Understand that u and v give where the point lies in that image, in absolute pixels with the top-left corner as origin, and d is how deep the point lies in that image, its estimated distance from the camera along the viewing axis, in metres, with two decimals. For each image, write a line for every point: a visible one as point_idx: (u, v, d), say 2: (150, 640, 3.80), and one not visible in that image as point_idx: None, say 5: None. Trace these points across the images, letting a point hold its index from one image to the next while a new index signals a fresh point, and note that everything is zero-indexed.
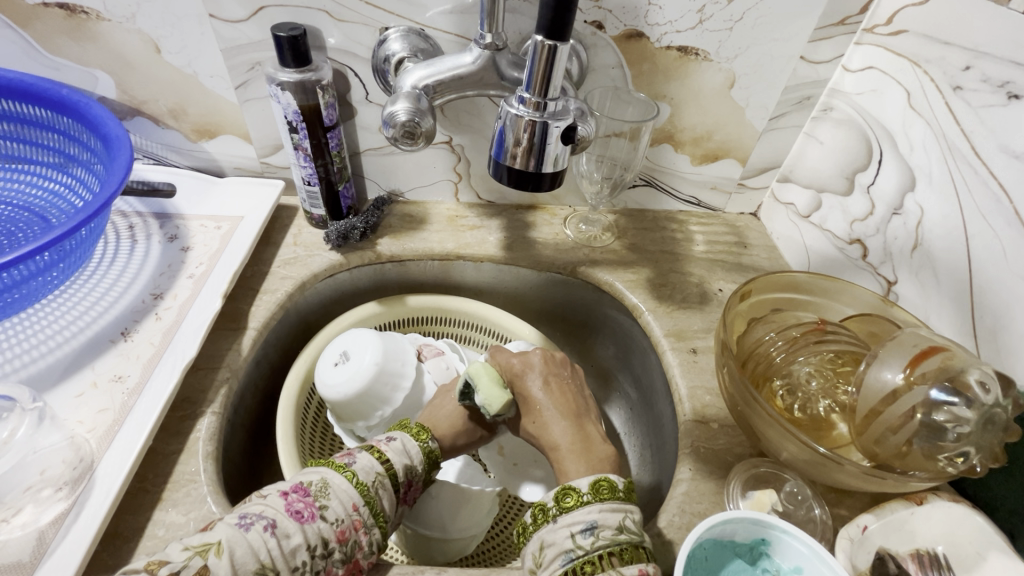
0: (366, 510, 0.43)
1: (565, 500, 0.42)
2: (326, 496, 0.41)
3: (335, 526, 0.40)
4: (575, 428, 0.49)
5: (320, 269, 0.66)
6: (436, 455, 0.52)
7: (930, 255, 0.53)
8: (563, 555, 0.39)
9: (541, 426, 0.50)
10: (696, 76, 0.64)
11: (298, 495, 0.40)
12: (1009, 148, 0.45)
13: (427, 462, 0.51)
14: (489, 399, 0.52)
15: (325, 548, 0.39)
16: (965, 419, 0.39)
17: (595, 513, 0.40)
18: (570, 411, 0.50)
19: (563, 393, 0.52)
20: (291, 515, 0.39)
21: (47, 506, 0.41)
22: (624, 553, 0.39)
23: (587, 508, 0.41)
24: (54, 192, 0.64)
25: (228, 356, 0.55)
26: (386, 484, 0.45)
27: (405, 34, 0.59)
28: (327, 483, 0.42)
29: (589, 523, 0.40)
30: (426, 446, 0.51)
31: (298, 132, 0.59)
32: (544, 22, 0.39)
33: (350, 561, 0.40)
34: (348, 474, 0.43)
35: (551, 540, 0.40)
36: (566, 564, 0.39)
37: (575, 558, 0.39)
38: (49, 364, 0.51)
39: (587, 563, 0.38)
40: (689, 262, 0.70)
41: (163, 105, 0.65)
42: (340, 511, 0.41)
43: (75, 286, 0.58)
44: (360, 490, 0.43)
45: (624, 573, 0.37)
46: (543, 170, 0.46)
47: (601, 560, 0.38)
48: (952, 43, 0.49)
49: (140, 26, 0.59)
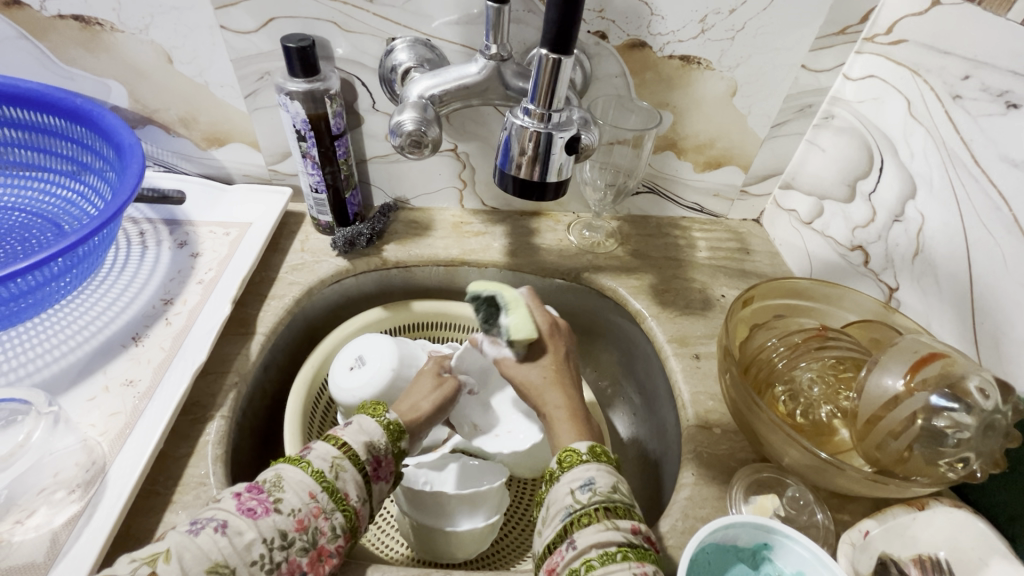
0: (325, 496, 0.42)
1: (566, 460, 0.43)
2: (280, 489, 0.41)
3: (291, 517, 0.40)
4: (568, 395, 0.49)
5: (327, 275, 0.66)
6: (400, 427, 0.51)
7: (931, 261, 0.53)
8: (562, 511, 0.40)
9: (537, 388, 0.50)
10: (698, 85, 0.65)
11: (251, 493, 0.40)
12: (1008, 156, 0.45)
13: (394, 436, 0.50)
14: (518, 324, 0.49)
15: (284, 540, 0.38)
16: (965, 425, 0.39)
17: (592, 470, 0.41)
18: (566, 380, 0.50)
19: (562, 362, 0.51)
20: (244, 513, 0.38)
21: (61, 508, 0.42)
22: (618, 509, 0.39)
23: (586, 466, 0.42)
24: (67, 199, 0.65)
25: (237, 360, 0.56)
26: (346, 467, 0.44)
27: (412, 44, 0.60)
28: (280, 477, 0.41)
29: (587, 480, 0.41)
30: (385, 420, 0.50)
31: (307, 140, 0.59)
32: (550, 36, 0.40)
33: (315, 548, 0.40)
34: (304, 464, 0.43)
35: (555, 498, 0.41)
36: (565, 519, 0.39)
37: (573, 511, 0.39)
38: (62, 368, 0.52)
39: (584, 516, 0.39)
40: (692, 269, 0.71)
41: (174, 114, 0.67)
42: (296, 502, 0.40)
43: (88, 291, 0.59)
44: (317, 478, 0.42)
45: (618, 525, 0.38)
46: (547, 179, 0.47)
47: (597, 512, 0.39)
48: (951, 52, 0.50)
49: (153, 37, 0.60)
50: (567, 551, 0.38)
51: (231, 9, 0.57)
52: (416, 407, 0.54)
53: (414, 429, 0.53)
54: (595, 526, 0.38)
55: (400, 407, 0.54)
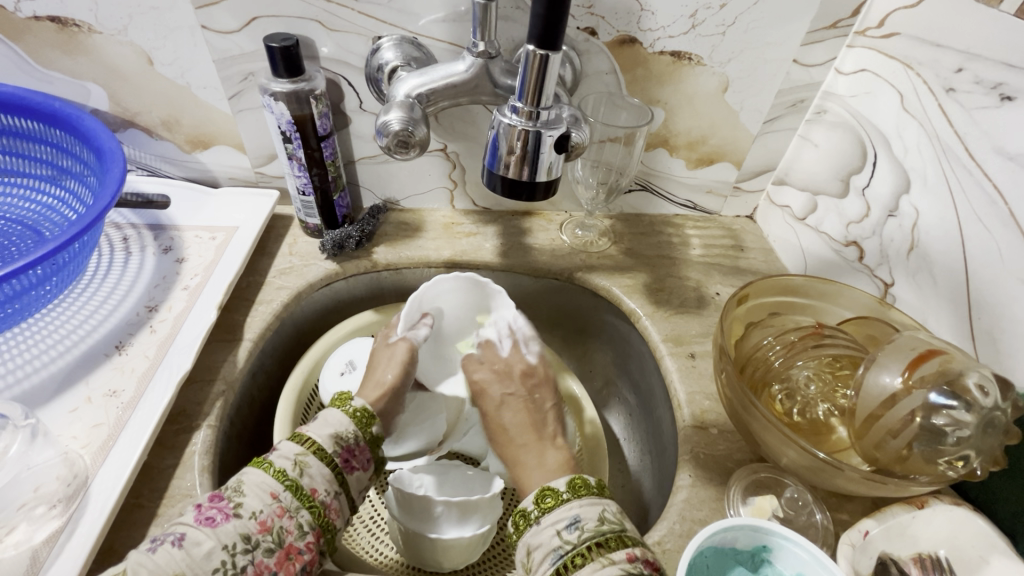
0: (288, 496, 0.41)
1: (545, 500, 0.40)
2: (241, 493, 0.40)
3: (253, 519, 0.39)
4: (538, 442, 0.49)
5: (315, 279, 0.65)
6: (369, 412, 0.49)
7: (926, 255, 0.53)
8: (552, 554, 0.37)
9: (504, 436, 0.51)
10: (689, 81, 0.64)
11: (211, 502, 0.39)
12: (1003, 149, 0.45)
13: (363, 422, 0.48)
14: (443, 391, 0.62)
15: (247, 543, 0.38)
16: (964, 422, 0.39)
17: (576, 508, 0.39)
18: (532, 425, 0.50)
19: (526, 410, 0.52)
20: (203, 523, 0.38)
21: (41, 524, 0.41)
22: (609, 542, 0.37)
23: (568, 505, 0.39)
24: (46, 205, 0.64)
25: (224, 367, 0.55)
26: (311, 463, 0.43)
27: (398, 43, 0.59)
28: (241, 482, 0.41)
29: (572, 518, 0.38)
30: (351, 408, 0.48)
31: (292, 141, 0.58)
32: (535, 31, 0.39)
33: (282, 547, 0.39)
34: (266, 465, 0.42)
35: (537, 543, 0.38)
36: (556, 563, 0.37)
37: (564, 554, 0.37)
38: (42, 379, 0.51)
39: (577, 556, 0.36)
40: (686, 266, 0.70)
41: (156, 116, 0.65)
42: (258, 504, 0.39)
43: (69, 299, 0.58)
44: (280, 477, 0.41)
45: (613, 560, 0.35)
46: (537, 179, 0.46)
47: (589, 551, 0.36)
48: (944, 45, 0.49)
49: (132, 38, 0.59)
50: None
51: (213, 9, 0.56)
52: (381, 385, 0.53)
53: (382, 409, 0.52)
54: (590, 566, 0.35)
55: (366, 390, 0.53)
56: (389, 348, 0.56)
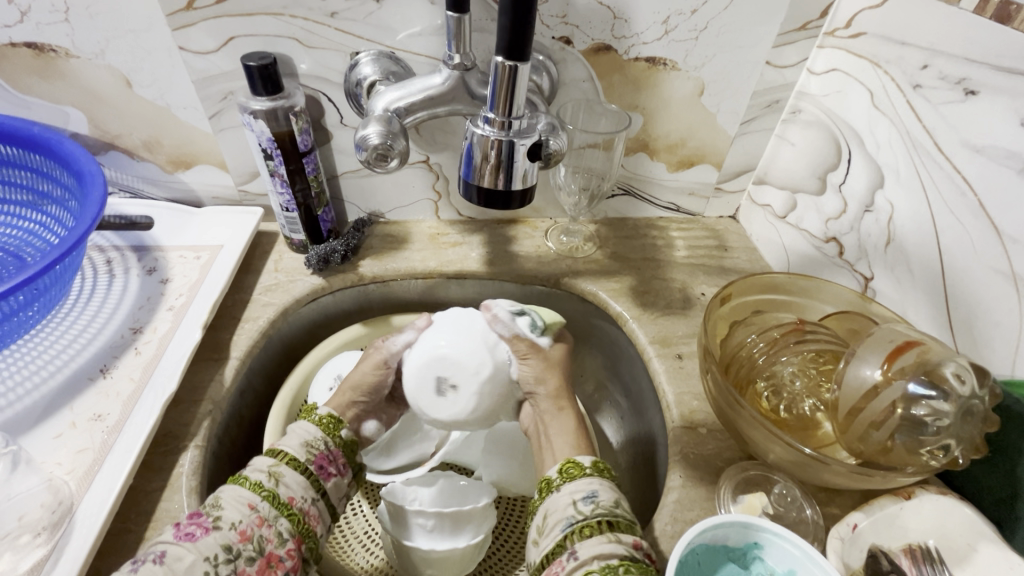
0: (265, 505, 0.42)
1: (568, 471, 0.46)
2: (219, 507, 0.41)
3: (233, 529, 0.40)
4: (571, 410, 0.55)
5: (302, 294, 0.65)
6: (335, 418, 0.52)
7: (903, 249, 0.54)
8: (564, 520, 0.42)
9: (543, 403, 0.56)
10: (665, 86, 0.65)
11: (189, 519, 0.40)
12: (970, 142, 0.46)
13: (331, 429, 0.51)
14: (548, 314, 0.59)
15: (229, 553, 0.38)
16: (943, 412, 0.40)
17: (597, 484, 0.44)
18: (562, 396, 0.56)
19: (563, 380, 0.57)
20: (182, 539, 0.38)
21: (26, 553, 0.40)
22: (619, 524, 0.41)
23: (588, 479, 0.45)
24: (28, 230, 0.63)
25: (211, 387, 0.55)
26: (285, 472, 0.44)
27: (376, 58, 0.59)
28: (217, 497, 0.41)
29: (589, 493, 0.43)
30: (317, 417, 0.51)
31: (274, 159, 0.59)
32: (504, 43, 0.40)
33: (262, 555, 0.40)
34: (242, 479, 0.43)
35: (554, 508, 0.44)
36: (566, 528, 0.41)
37: (575, 521, 0.41)
38: (28, 405, 0.50)
39: (587, 526, 0.41)
40: (671, 268, 0.71)
41: (137, 138, 0.65)
42: (236, 515, 0.40)
43: (53, 324, 0.57)
44: (256, 489, 0.42)
45: (620, 539, 0.39)
46: (512, 187, 0.47)
47: (599, 524, 0.41)
48: (909, 43, 0.50)
49: (109, 62, 0.59)
50: (567, 561, 0.39)
51: (190, 30, 0.56)
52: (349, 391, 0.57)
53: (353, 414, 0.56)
54: (596, 538, 0.40)
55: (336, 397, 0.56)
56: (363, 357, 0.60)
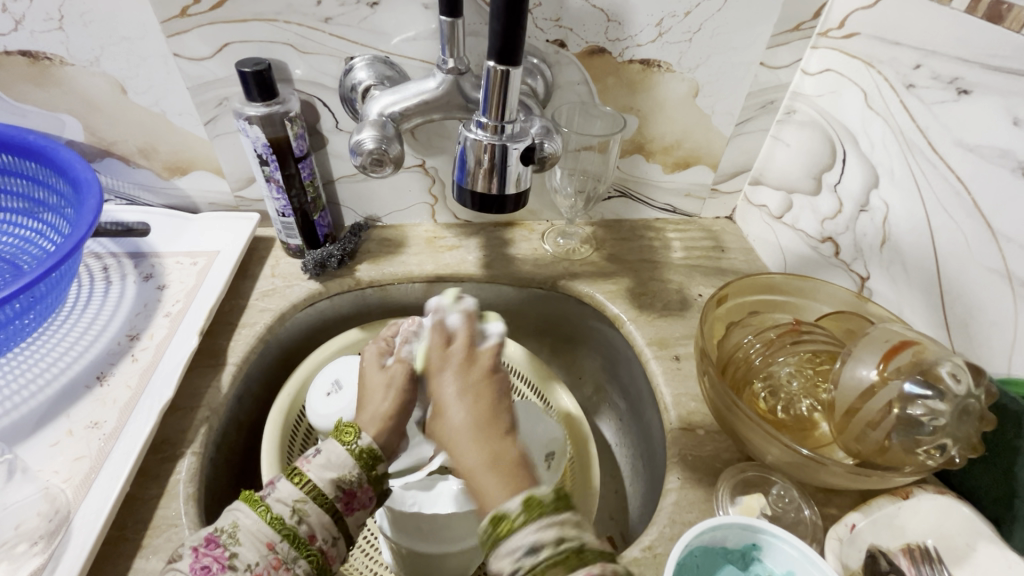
0: (285, 545, 0.41)
1: (499, 524, 0.34)
2: (236, 542, 0.39)
3: (248, 572, 0.39)
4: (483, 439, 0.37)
5: (299, 299, 0.65)
6: (375, 451, 0.48)
7: (898, 248, 0.54)
8: None
9: (450, 437, 0.38)
10: (660, 88, 0.65)
11: (207, 548, 0.39)
12: (964, 142, 0.46)
13: (367, 463, 0.47)
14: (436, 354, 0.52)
15: None
16: (939, 411, 0.39)
17: (533, 533, 0.33)
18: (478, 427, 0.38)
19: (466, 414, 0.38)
20: (198, 574, 0.37)
21: (23, 561, 0.40)
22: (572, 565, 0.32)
23: (523, 530, 0.33)
24: (25, 238, 0.63)
25: (208, 394, 0.55)
26: (309, 510, 0.43)
27: (371, 63, 0.59)
28: (236, 527, 0.40)
29: (529, 544, 0.32)
30: (355, 448, 0.47)
31: (269, 164, 0.58)
32: (496, 47, 0.39)
33: None
34: (262, 508, 0.42)
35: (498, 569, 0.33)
36: None
37: None
38: (24, 413, 0.50)
39: None
40: (667, 269, 0.71)
41: (133, 144, 0.65)
42: (253, 556, 0.39)
43: (50, 331, 0.57)
44: (276, 525, 0.41)
45: None
46: (505, 191, 0.47)
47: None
48: (901, 43, 0.50)
49: (105, 70, 0.59)
50: None
51: (184, 37, 0.57)
52: (378, 416, 0.50)
53: (389, 441, 0.50)
54: None
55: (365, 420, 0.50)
56: (383, 372, 0.53)
